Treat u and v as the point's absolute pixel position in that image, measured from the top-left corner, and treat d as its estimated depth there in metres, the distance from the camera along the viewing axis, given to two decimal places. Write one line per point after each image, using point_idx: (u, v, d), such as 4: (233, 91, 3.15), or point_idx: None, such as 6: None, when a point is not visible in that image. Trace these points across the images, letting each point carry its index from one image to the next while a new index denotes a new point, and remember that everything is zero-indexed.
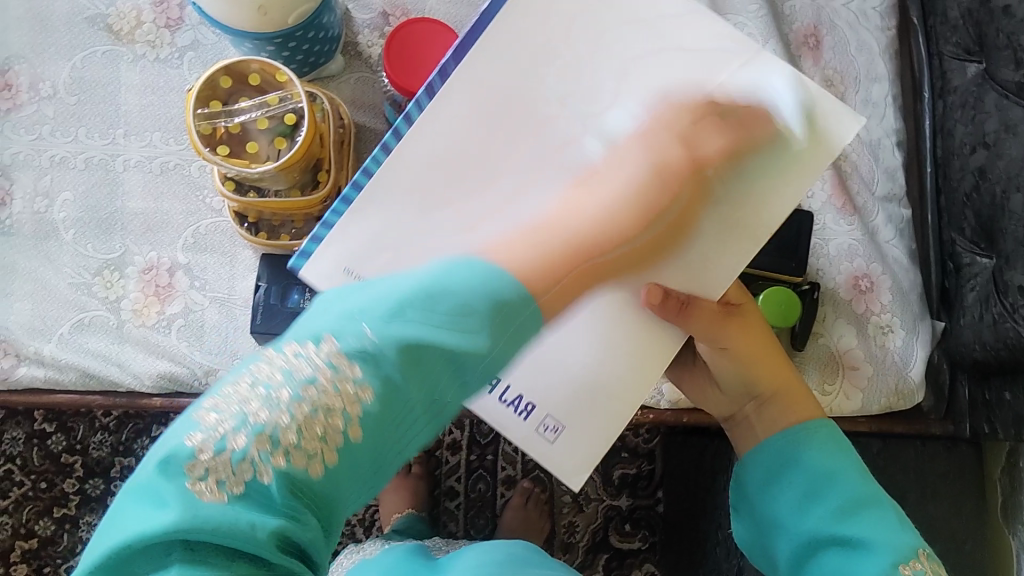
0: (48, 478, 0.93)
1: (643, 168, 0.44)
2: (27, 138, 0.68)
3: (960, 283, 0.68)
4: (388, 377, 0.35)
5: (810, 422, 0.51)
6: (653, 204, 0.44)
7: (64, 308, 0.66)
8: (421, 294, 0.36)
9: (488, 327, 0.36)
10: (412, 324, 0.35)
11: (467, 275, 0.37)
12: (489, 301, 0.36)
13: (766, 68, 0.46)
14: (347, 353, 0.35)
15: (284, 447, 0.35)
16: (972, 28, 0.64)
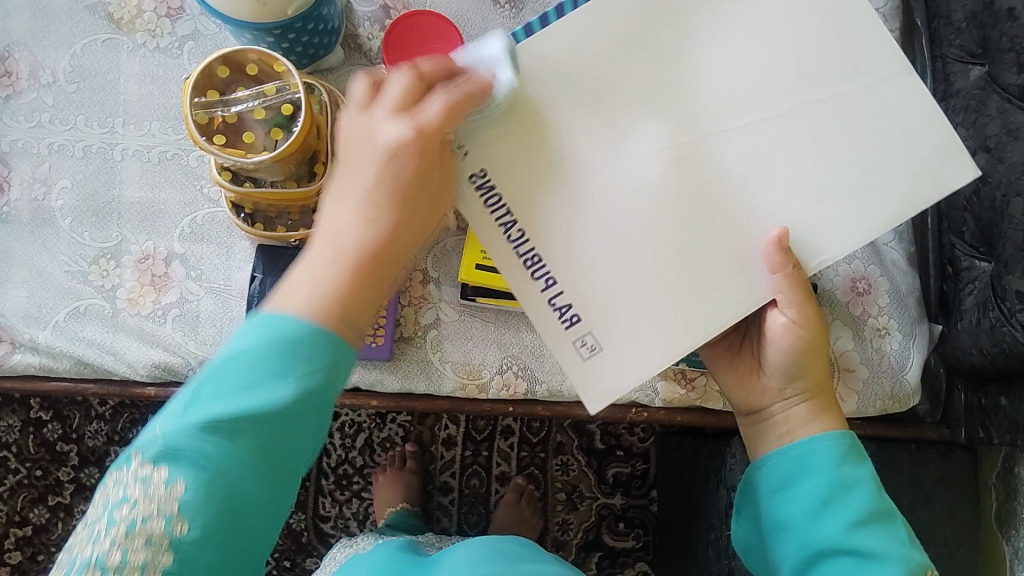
0: (43, 466, 0.93)
1: (394, 158, 0.44)
2: (26, 125, 0.68)
3: (958, 288, 0.67)
4: (205, 456, 0.42)
5: (833, 430, 0.54)
6: (402, 183, 0.44)
7: (59, 296, 0.66)
8: (212, 373, 0.43)
9: (280, 372, 0.42)
10: (208, 403, 0.42)
11: (263, 337, 0.43)
12: (280, 348, 0.42)
13: (908, 91, 0.47)
14: (152, 459, 0.42)
15: (115, 567, 0.41)
16: (975, 31, 0.64)
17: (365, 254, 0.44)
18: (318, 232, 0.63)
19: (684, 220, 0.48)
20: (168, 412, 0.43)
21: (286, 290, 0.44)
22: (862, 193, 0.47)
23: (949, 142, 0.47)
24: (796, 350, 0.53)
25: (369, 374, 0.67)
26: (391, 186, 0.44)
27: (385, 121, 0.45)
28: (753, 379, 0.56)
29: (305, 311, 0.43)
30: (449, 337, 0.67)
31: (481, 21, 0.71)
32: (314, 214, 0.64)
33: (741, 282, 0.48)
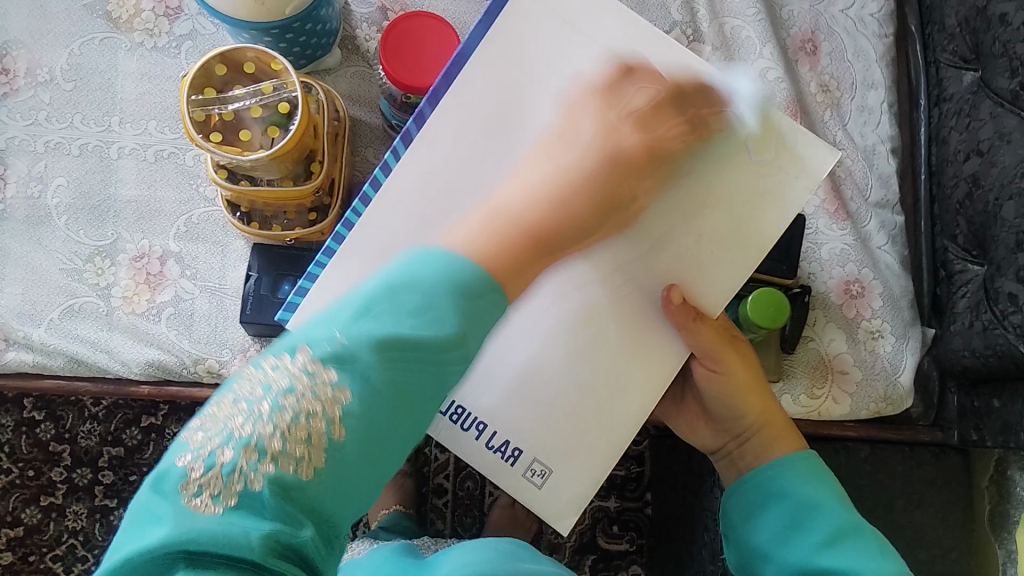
0: (36, 466, 0.93)
1: (596, 150, 0.46)
2: (22, 123, 0.68)
3: (951, 291, 0.68)
4: (366, 380, 0.37)
5: (787, 454, 0.54)
6: (600, 179, 0.45)
7: (54, 294, 0.66)
8: (385, 289, 0.38)
9: (456, 313, 0.39)
10: (377, 321, 0.38)
11: (436, 266, 0.39)
12: (457, 291, 0.39)
13: (739, 109, 0.48)
14: (323, 359, 0.37)
15: (271, 455, 0.35)
16: (968, 36, 0.65)
17: (530, 216, 0.43)
18: (314, 231, 0.63)
19: (586, 329, 0.49)
20: (339, 313, 0.38)
21: (464, 231, 0.42)
22: (733, 226, 0.47)
23: (802, 138, 0.47)
24: (726, 392, 0.54)
25: None
26: (572, 175, 0.45)
27: (590, 109, 0.47)
28: (698, 425, 0.58)
29: (476, 254, 0.41)
30: None
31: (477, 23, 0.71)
32: (310, 214, 0.64)
33: (650, 363, 0.50)
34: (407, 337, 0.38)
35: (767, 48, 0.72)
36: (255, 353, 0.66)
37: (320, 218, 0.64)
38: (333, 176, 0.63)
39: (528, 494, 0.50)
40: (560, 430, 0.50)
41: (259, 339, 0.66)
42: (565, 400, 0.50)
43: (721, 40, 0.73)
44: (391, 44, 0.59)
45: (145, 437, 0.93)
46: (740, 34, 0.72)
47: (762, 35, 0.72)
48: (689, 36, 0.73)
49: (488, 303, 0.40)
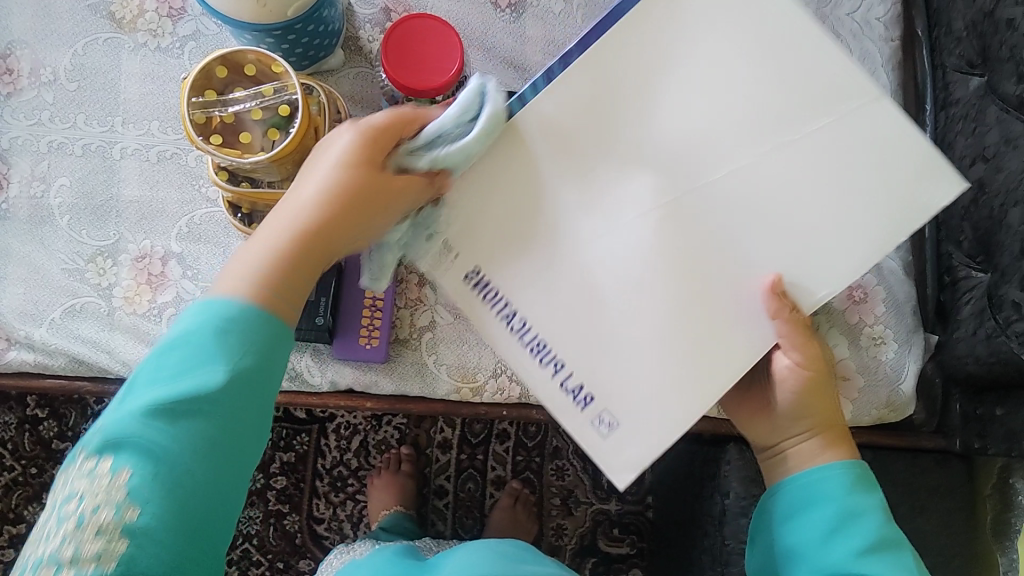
0: (38, 464, 0.93)
1: (331, 168, 0.47)
2: (26, 123, 0.68)
3: (955, 297, 0.67)
4: (146, 452, 0.41)
5: (839, 460, 0.54)
6: (340, 190, 0.47)
7: (56, 294, 0.66)
8: (149, 374, 0.43)
9: (225, 354, 0.43)
10: (149, 393, 0.42)
11: (212, 313, 0.44)
12: (223, 326, 0.44)
13: (881, 116, 0.46)
14: (93, 453, 0.41)
15: (68, 564, 0.39)
16: (975, 40, 0.64)
17: (308, 239, 0.47)
18: None
19: (680, 280, 0.47)
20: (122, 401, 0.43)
21: (246, 271, 0.46)
22: (847, 221, 0.46)
23: (929, 159, 0.45)
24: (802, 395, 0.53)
25: (365, 376, 0.67)
26: (332, 192, 0.47)
27: (342, 138, 0.49)
28: (758, 420, 0.56)
29: (259, 294, 0.46)
30: (445, 340, 0.67)
31: (481, 25, 0.71)
32: None
33: (741, 331, 0.47)
34: (172, 387, 0.42)
35: None
36: None
37: None
38: None
39: (594, 447, 0.48)
40: (628, 373, 0.48)
41: None
42: (623, 349, 0.48)
43: None
44: (396, 44, 0.59)
45: None
46: None
47: None
48: None
49: (263, 329, 0.45)
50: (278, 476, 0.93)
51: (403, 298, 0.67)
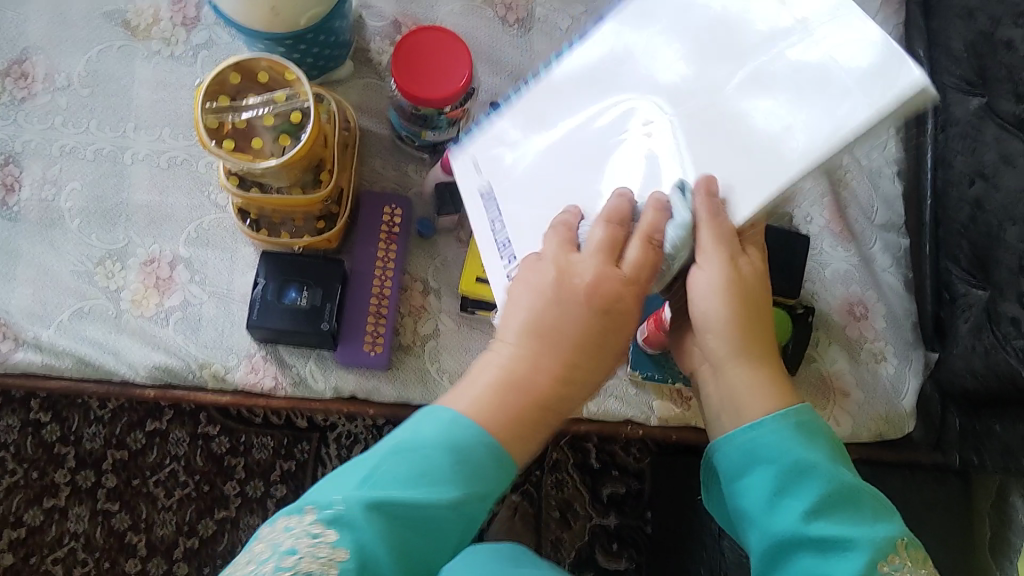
0: (40, 467, 0.94)
1: (576, 303, 0.45)
2: (39, 127, 0.69)
3: (954, 313, 0.68)
4: (365, 541, 0.40)
5: (774, 413, 0.49)
6: (567, 330, 0.45)
7: (63, 295, 0.67)
8: (393, 454, 0.43)
9: (460, 476, 0.43)
10: (389, 486, 0.42)
11: (459, 436, 0.43)
12: (462, 450, 0.43)
13: (837, 17, 0.44)
14: (326, 520, 0.40)
15: None
16: (974, 61, 0.65)
17: (539, 388, 0.45)
18: (321, 239, 0.64)
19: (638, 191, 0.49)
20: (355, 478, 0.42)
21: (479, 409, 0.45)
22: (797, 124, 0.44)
23: (892, 62, 0.42)
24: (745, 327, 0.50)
25: (367, 381, 0.67)
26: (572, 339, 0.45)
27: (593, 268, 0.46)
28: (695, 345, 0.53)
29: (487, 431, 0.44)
30: (448, 348, 0.68)
31: (489, 39, 0.72)
32: (317, 222, 0.65)
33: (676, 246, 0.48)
34: (404, 500, 0.41)
35: None
36: (261, 359, 0.67)
37: (327, 226, 0.65)
38: (342, 184, 0.64)
39: None
40: None
41: (264, 344, 0.66)
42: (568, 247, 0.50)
43: None
44: (405, 53, 0.60)
45: (149, 441, 0.94)
46: None
47: None
48: None
49: (498, 472, 0.44)
50: (278, 483, 0.94)
51: (407, 306, 0.68)
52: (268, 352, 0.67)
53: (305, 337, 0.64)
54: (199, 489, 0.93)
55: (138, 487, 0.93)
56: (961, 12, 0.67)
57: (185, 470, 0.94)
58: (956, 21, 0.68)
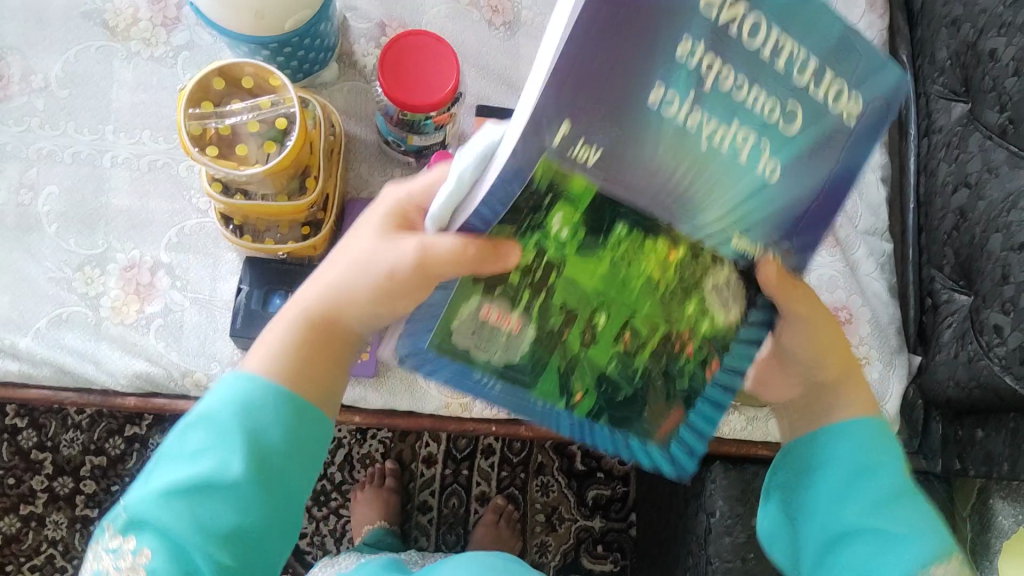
0: (16, 474, 0.92)
1: (359, 253, 0.46)
2: (15, 129, 0.68)
3: (937, 320, 0.69)
4: (160, 528, 0.43)
5: (863, 416, 0.53)
6: (347, 280, 0.45)
7: (41, 302, 0.65)
8: (180, 438, 0.45)
9: (240, 433, 0.44)
10: (173, 469, 0.44)
11: (238, 392, 0.45)
12: (245, 407, 0.44)
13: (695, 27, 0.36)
14: (131, 520, 0.44)
15: None
16: (959, 70, 0.66)
17: (314, 330, 0.46)
18: (306, 246, 0.63)
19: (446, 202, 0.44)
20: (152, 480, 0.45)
21: (270, 368, 0.46)
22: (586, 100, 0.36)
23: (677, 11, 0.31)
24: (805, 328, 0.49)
25: (354, 390, 0.66)
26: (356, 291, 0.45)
27: (369, 229, 0.47)
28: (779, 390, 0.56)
29: (270, 376, 0.45)
30: None
31: (476, 42, 0.72)
32: (303, 228, 0.64)
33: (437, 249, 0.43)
34: (185, 476, 0.43)
35: None
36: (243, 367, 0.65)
37: (312, 232, 0.64)
38: (328, 191, 0.64)
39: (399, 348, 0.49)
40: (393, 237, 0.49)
41: (246, 353, 0.65)
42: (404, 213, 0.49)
43: None
44: (388, 59, 0.59)
45: (129, 447, 0.92)
46: None
47: None
48: None
49: (286, 417, 0.45)
50: None
51: None
52: None
53: None
54: None
55: (117, 493, 0.92)
56: (946, 21, 0.68)
57: None
58: (941, 30, 0.68)
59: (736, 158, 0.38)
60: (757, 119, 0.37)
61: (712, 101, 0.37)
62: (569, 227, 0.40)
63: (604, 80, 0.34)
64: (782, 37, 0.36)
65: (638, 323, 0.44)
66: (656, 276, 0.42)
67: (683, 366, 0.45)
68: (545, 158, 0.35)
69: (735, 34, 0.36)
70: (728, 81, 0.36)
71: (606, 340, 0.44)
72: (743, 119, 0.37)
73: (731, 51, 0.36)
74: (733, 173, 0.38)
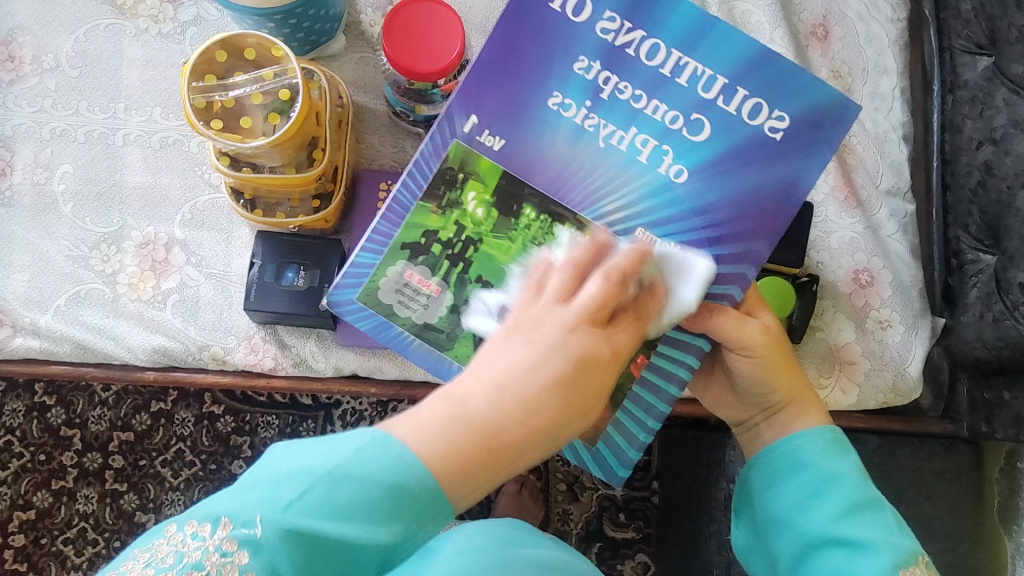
0: (47, 451, 0.94)
1: (555, 354, 0.40)
2: (29, 110, 0.68)
3: (963, 281, 0.67)
4: (273, 570, 0.36)
5: (821, 425, 0.54)
6: (531, 388, 0.39)
7: (60, 281, 0.66)
8: (327, 477, 0.36)
9: (396, 520, 0.36)
10: (310, 513, 0.36)
11: (389, 465, 0.36)
12: (397, 488, 0.36)
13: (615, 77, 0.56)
14: (240, 542, 0.36)
15: None
16: (984, 22, 0.63)
17: (497, 431, 0.38)
18: (318, 219, 0.63)
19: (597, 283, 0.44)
20: (271, 491, 0.37)
21: (416, 419, 0.38)
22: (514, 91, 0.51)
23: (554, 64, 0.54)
24: (754, 368, 0.53)
25: (369, 361, 0.66)
26: (526, 400, 0.39)
27: (545, 305, 0.42)
28: (728, 397, 0.57)
29: (429, 463, 0.37)
30: None
31: (485, 9, 0.71)
32: (314, 201, 0.64)
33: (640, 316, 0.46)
34: (331, 534, 0.36)
35: (778, 34, 0.71)
36: (261, 340, 0.66)
37: (323, 204, 0.64)
38: (337, 163, 0.63)
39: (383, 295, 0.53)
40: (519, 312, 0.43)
41: (264, 325, 0.66)
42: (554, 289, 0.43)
43: (730, 25, 0.72)
44: (393, 27, 0.58)
45: (155, 422, 0.94)
46: (750, 18, 0.72)
47: (773, 19, 0.71)
48: None
49: (432, 511, 0.37)
50: None
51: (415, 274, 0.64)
52: (267, 334, 0.66)
53: (306, 316, 0.64)
54: (206, 468, 0.93)
55: (145, 468, 0.94)
56: None
57: (191, 450, 0.94)
58: None
59: (636, 159, 0.50)
60: (656, 127, 0.50)
61: (605, 110, 0.50)
62: (482, 206, 0.52)
63: (503, 83, 0.50)
64: (684, 57, 0.49)
65: None
66: None
67: None
68: (456, 141, 0.51)
69: (633, 53, 0.49)
70: (625, 94, 0.50)
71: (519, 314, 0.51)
72: (639, 128, 0.50)
73: (627, 69, 0.50)
74: (631, 169, 0.50)
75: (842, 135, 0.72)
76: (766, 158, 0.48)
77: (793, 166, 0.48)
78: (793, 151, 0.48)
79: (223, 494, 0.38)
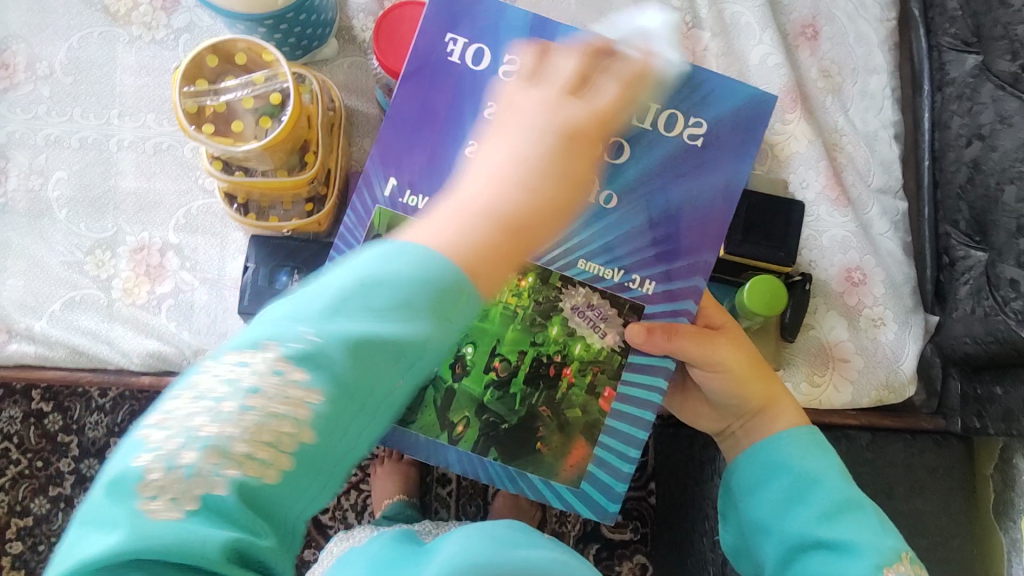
0: (45, 457, 0.94)
1: (548, 128, 0.46)
2: (23, 116, 0.69)
3: (953, 277, 0.68)
4: (336, 377, 0.34)
5: (797, 426, 0.55)
6: (549, 171, 0.45)
7: (55, 286, 0.67)
8: (357, 285, 0.36)
9: (428, 311, 0.37)
10: (351, 316, 0.35)
11: (417, 259, 0.38)
12: (422, 264, 0.38)
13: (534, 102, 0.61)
14: (291, 356, 0.34)
15: (234, 454, 0.32)
16: (970, 19, 0.64)
17: (521, 211, 0.43)
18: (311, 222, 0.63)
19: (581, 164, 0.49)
20: (297, 309, 0.35)
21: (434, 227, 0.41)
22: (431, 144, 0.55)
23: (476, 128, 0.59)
24: (721, 382, 0.56)
25: None
26: (538, 158, 0.45)
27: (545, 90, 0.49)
28: (703, 409, 0.60)
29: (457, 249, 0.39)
30: None
31: None
32: (306, 205, 0.64)
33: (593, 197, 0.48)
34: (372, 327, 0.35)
35: (767, 34, 0.72)
36: None
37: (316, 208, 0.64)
38: (329, 166, 0.64)
39: None
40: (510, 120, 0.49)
41: None
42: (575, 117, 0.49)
43: (720, 26, 0.72)
44: (382, 31, 0.59)
45: None
46: (739, 19, 0.72)
47: (762, 20, 0.72)
48: (688, 23, 0.72)
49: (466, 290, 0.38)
50: None
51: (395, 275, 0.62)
52: None
53: None
54: None
55: None
56: None
57: None
58: None
59: None
60: None
61: None
62: None
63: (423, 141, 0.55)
64: None
65: (506, 351, 0.55)
66: (513, 305, 0.54)
67: (566, 392, 0.54)
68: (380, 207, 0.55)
69: None
70: None
71: (478, 369, 0.54)
72: None
73: None
74: None
75: (831, 134, 0.73)
76: (687, 168, 0.54)
77: (715, 171, 0.54)
78: (712, 159, 0.54)
79: (234, 337, 0.36)
